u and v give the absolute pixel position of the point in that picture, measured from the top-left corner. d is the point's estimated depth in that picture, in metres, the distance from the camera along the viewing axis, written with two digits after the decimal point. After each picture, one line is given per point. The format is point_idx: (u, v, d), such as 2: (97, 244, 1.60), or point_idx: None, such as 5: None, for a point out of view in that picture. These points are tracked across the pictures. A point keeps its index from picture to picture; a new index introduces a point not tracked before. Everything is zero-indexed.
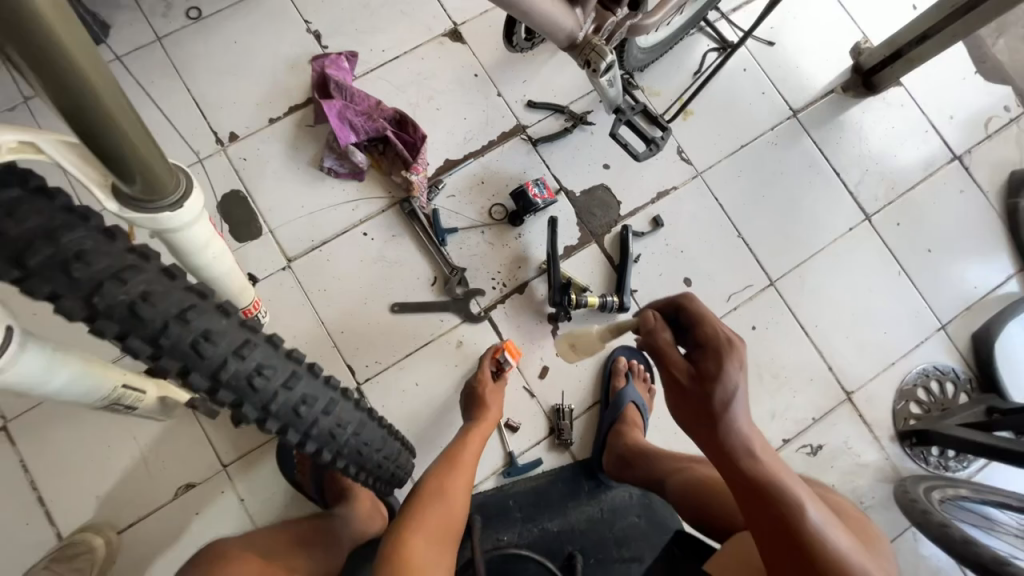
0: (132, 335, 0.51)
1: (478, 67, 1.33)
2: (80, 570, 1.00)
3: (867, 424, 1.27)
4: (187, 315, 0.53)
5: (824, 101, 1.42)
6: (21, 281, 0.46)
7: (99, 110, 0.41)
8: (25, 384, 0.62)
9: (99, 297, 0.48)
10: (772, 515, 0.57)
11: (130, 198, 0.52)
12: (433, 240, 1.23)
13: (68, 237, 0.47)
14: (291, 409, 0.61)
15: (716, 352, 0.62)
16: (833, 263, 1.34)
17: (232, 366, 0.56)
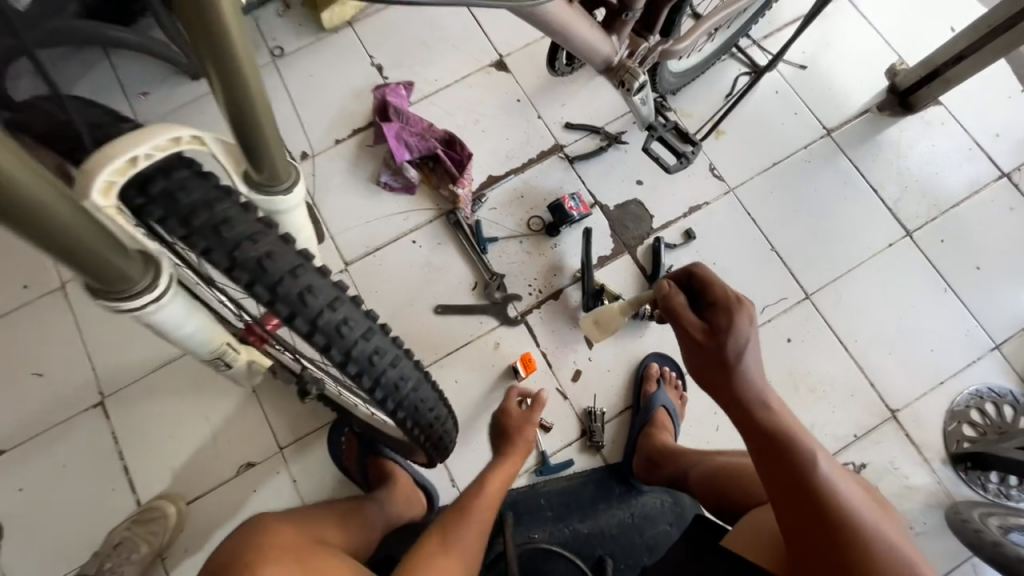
0: (258, 286, 0.48)
1: (520, 93, 1.46)
2: (154, 533, 1.13)
3: (915, 445, 1.22)
4: (299, 273, 0.49)
5: (859, 120, 1.44)
6: (183, 239, 0.45)
7: (242, 94, 0.46)
8: (166, 326, 0.59)
9: (233, 249, 0.46)
10: (785, 464, 0.60)
11: (255, 180, 0.54)
12: (475, 249, 1.33)
13: (218, 206, 0.46)
14: (392, 382, 0.58)
15: (726, 312, 0.66)
16: (872, 278, 1.33)
17: (328, 318, 0.51)
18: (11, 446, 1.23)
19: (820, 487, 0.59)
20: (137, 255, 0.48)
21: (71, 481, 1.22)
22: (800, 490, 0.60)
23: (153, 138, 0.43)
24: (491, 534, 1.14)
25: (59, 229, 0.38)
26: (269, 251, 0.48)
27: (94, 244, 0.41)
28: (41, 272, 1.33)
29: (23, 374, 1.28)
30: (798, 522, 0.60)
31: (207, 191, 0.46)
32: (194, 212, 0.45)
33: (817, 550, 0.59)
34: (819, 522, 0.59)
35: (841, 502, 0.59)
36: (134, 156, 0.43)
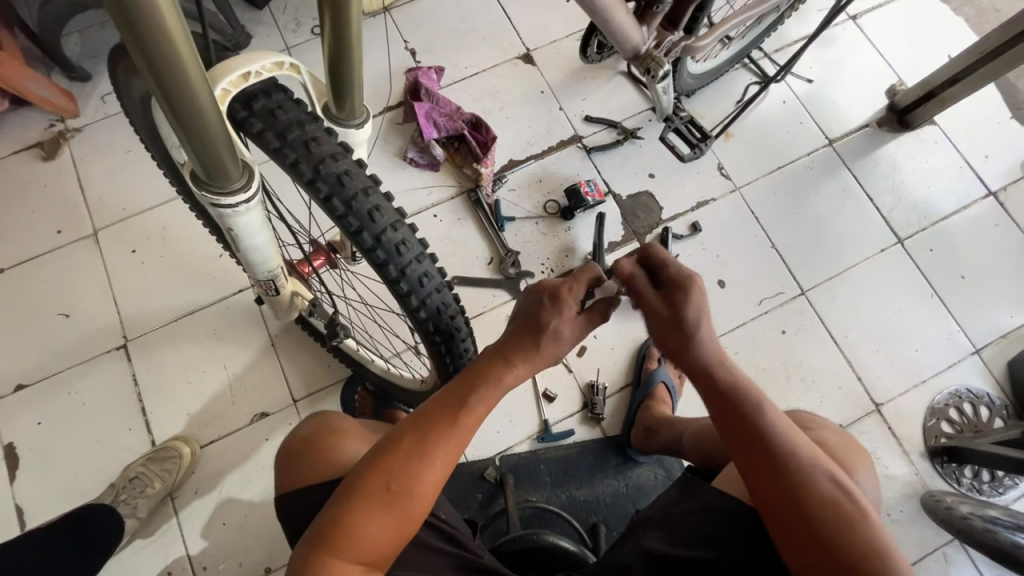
0: (334, 198, 0.54)
1: (545, 86, 1.54)
2: (169, 471, 1.17)
3: (896, 438, 1.29)
4: (370, 191, 0.55)
5: (859, 134, 1.54)
6: (276, 151, 0.53)
7: (340, 21, 0.52)
8: (237, 233, 0.63)
9: (320, 164, 0.53)
10: (733, 417, 0.66)
11: (333, 113, 0.61)
12: (493, 226, 1.40)
13: (309, 123, 0.54)
14: (436, 307, 0.63)
15: (680, 288, 0.68)
16: (864, 280, 1.41)
17: (390, 236, 0.57)
18: (33, 382, 1.28)
19: (765, 437, 0.64)
20: (241, 161, 0.55)
21: (89, 419, 1.26)
22: (749, 441, 0.64)
23: (264, 60, 0.51)
24: (492, 494, 1.20)
25: (195, 108, 0.45)
26: (348, 169, 0.54)
27: (213, 131, 0.48)
28: (74, 219, 1.38)
29: (50, 314, 1.32)
30: (755, 472, 0.64)
31: (299, 112, 0.53)
32: (290, 127, 0.52)
33: (770, 495, 0.63)
34: (769, 468, 0.63)
35: (785, 449, 0.64)
36: (249, 71, 0.51)
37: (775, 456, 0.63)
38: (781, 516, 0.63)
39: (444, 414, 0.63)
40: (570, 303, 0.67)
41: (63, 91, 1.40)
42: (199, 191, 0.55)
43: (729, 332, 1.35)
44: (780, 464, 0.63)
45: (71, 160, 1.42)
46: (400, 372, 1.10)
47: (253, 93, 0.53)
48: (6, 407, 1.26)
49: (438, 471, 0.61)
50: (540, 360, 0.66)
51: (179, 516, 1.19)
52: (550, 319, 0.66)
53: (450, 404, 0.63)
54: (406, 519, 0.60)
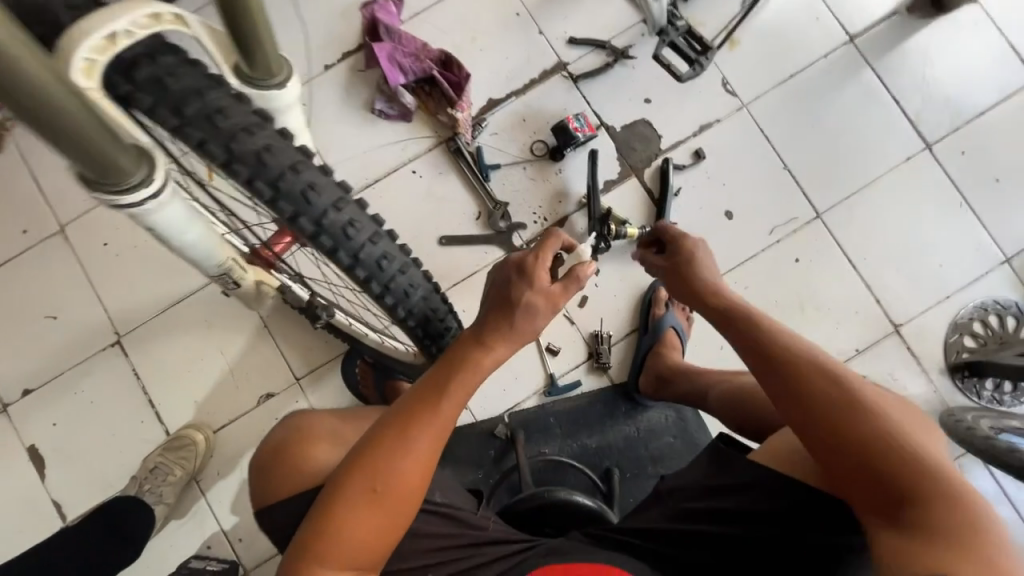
0: (258, 178, 0.50)
1: (519, 6, 1.35)
2: (186, 458, 1.20)
3: (915, 358, 1.24)
4: (299, 168, 0.52)
5: (886, 23, 1.34)
6: (178, 129, 0.48)
7: None
8: (164, 233, 0.59)
9: (233, 142, 0.49)
10: (781, 364, 0.66)
11: (245, 73, 0.52)
12: (478, 177, 1.29)
13: (211, 93, 0.49)
14: (391, 281, 0.62)
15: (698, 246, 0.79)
16: (886, 195, 1.29)
17: (331, 217, 0.54)
18: (39, 385, 1.29)
19: (819, 380, 0.64)
20: (135, 150, 0.48)
21: (101, 416, 1.28)
22: (806, 386, 0.64)
23: (134, 14, 0.44)
24: (503, 451, 1.21)
25: (29, 88, 0.37)
26: (268, 143, 0.50)
27: (79, 118, 0.40)
28: (37, 216, 1.31)
29: (38, 317, 1.30)
30: (813, 417, 0.63)
31: (197, 79, 0.48)
32: (188, 100, 0.47)
33: (836, 441, 0.62)
34: (829, 414, 0.63)
35: (847, 389, 0.64)
36: (115, 31, 0.44)
37: (833, 397, 0.63)
38: (847, 459, 0.61)
39: (422, 405, 0.61)
40: (542, 273, 0.63)
41: None
42: (94, 193, 0.48)
43: (738, 266, 1.27)
44: (841, 405, 0.63)
45: (18, 153, 1.32)
46: (394, 345, 1.06)
47: (134, 60, 0.47)
48: (19, 412, 1.28)
49: (419, 466, 0.60)
50: (517, 338, 0.62)
51: (206, 496, 1.24)
52: (521, 292, 0.62)
53: (429, 394, 0.61)
54: (393, 514, 0.60)
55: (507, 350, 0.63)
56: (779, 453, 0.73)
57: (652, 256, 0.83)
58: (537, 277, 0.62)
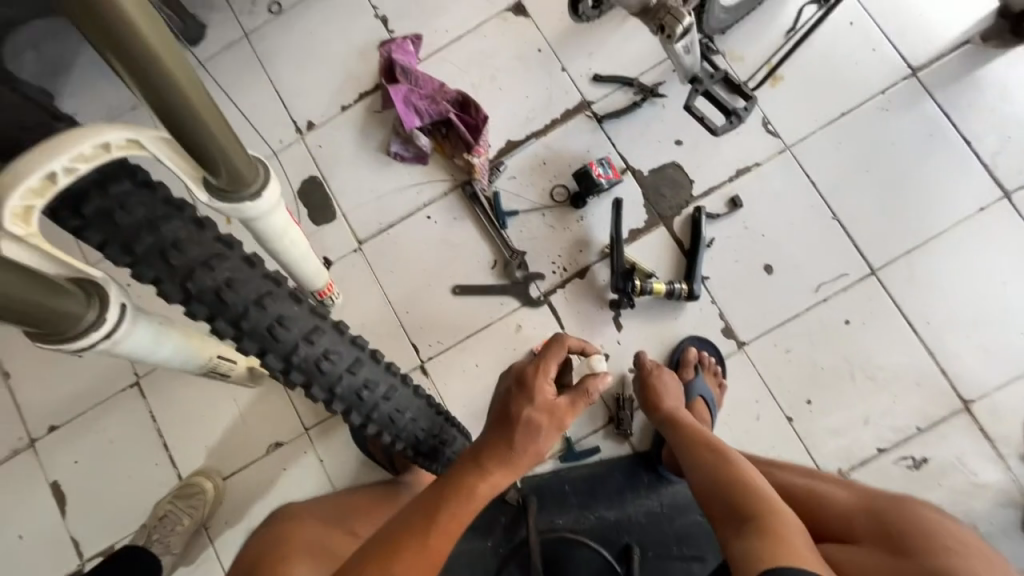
0: (219, 317, 0.58)
1: (542, 42, 1.28)
2: (195, 507, 1.19)
3: (990, 440, 1.08)
4: (264, 302, 0.59)
5: (956, 55, 1.18)
6: (131, 267, 0.55)
7: (179, 96, 0.46)
8: (138, 352, 0.70)
9: (191, 281, 0.55)
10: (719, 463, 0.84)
11: (217, 187, 0.57)
12: (494, 224, 1.23)
13: (166, 226, 0.54)
14: (354, 392, 0.66)
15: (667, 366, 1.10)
16: (955, 250, 1.13)
17: (300, 348, 0.61)
18: (64, 422, 1.32)
19: (711, 452, 0.87)
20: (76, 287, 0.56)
21: (119, 456, 1.30)
22: (702, 454, 0.87)
23: (76, 149, 0.47)
24: (514, 519, 1.14)
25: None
26: (231, 276, 0.57)
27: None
28: None
29: (67, 355, 1.33)
30: (702, 475, 0.84)
31: (152, 205, 0.54)
32: (151, 239, 0.53)
33: (715, 491, 0.80)
34: (714, 475, 0.82)
35: (729, 462, 0.83)
36: (52, 171, 0.47)
37: (718, 464, 0.84)
38: (719, 503, 0.78)
39: (411, 529, 0.58)
40: (548, 388, 0.64)
41: None
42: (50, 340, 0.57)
43: (779, 326, 1.15)
44: (724, 470, 0.82)
45: None
46: None
47: (81, 192, 0.51)
48: (45, 447, 1.31)
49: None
50: (519, 460, 0.60)
51: (214, 545, 1.22)
52: (523, 410, 0.62)
53: (421, 517, 0.59)
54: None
55: (506, 474, 0.61)
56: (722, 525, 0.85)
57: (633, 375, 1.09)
58: (540, 395, 0.63)
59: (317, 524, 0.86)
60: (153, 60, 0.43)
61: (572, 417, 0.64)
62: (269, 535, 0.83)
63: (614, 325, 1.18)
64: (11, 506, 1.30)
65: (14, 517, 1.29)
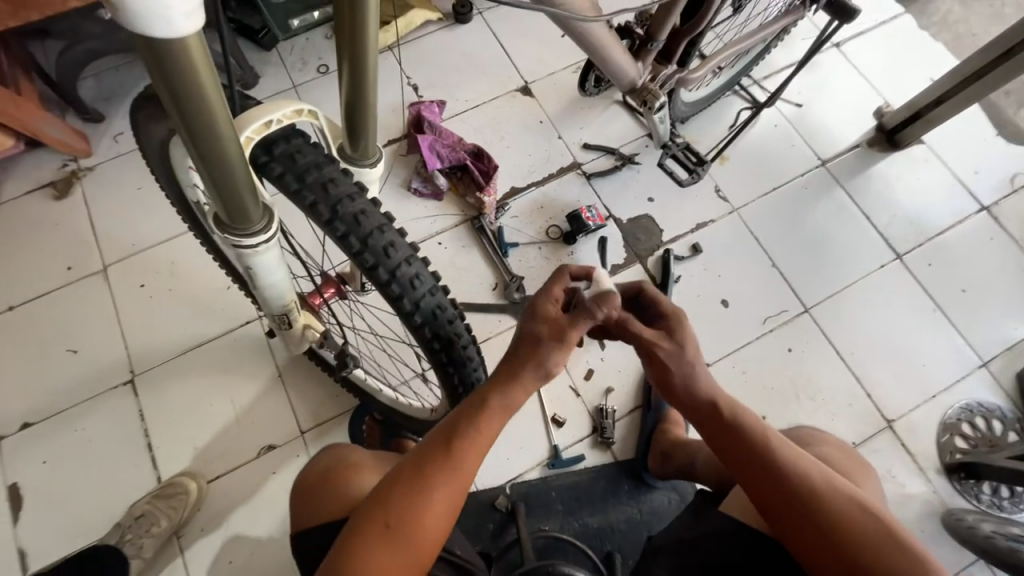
0: (351, 235, 0.61)
1: (543, 116, 1.59)
2: (175, 508, 1.15)
3: (911, 455, 1.28)
4: (386, 229, 0.62)
5: (851, 154, 1.58)
6: (296, 192, 0.60)
7: (365, 69, 0.57)
8: (258, 271, 0.67)
9: (340, 206, 0.60)
10: (744, 455, 0.68)
11: (348, 153, 0.66)
12: (497, 252, 1.42)
13: (327, 167, 0.61)
14: (451, 340, 0.67)
15: (678, 319, 0.71)
16: (866, 296, 1.42)
17: (404, 270, 0.63)
18: (39, 420, 1.26)
19: (773, 465, 0.67)
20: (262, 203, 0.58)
21: (94, 457, 1.24)
22: (768, 472, 0.66)
23: (284, 108, 0.57)
24: (504, 524, 1.18)
25: (217, 141, 0.46)
26: (364, 208, 0.61)
27: (236, 169, 0.50)
28: (85, 255, 1.40)
29: (58, 351, 1.32)
30: (762, 492, 0.67)
31: (316, 155, 0.60)
32: (309, 169, 0.59)
33: (786, 512, 0.65)
34: (779, 493, 0.66)
35: (791, 474, 0.66)
36: (269, 119, 0.57)
37: (786, 481, 0.66)
38: (804, 534, 0.64)
39: (440, 456, 0.64)
40: (551, 306, 0.67)
41: (77, 133, 1.45)
42: (222, 233, 0.59)
43: (736, 351, 1.35)
44: (788, 484, 0.66)
45: (83, 199, 1.45)
46: (408, 402, 1.09)
47: (274, 139, 0.59)
48: (8, 447, 1.24)
49: (433, 521, 0.62)
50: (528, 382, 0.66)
51: (184, 556, 1.17)
52: (526, 326, 0.67)
53: (446, 442, 0.64)
54: (413, 563, 0.62)
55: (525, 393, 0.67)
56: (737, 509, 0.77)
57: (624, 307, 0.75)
58: (544, 310, 0.66)
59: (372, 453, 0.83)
60: (361, 43, 0.54)
61: (576, 332, 0.66)
62: (323, 457, 0.82)
63: (598, 343, 1.35)
64: None
65: None
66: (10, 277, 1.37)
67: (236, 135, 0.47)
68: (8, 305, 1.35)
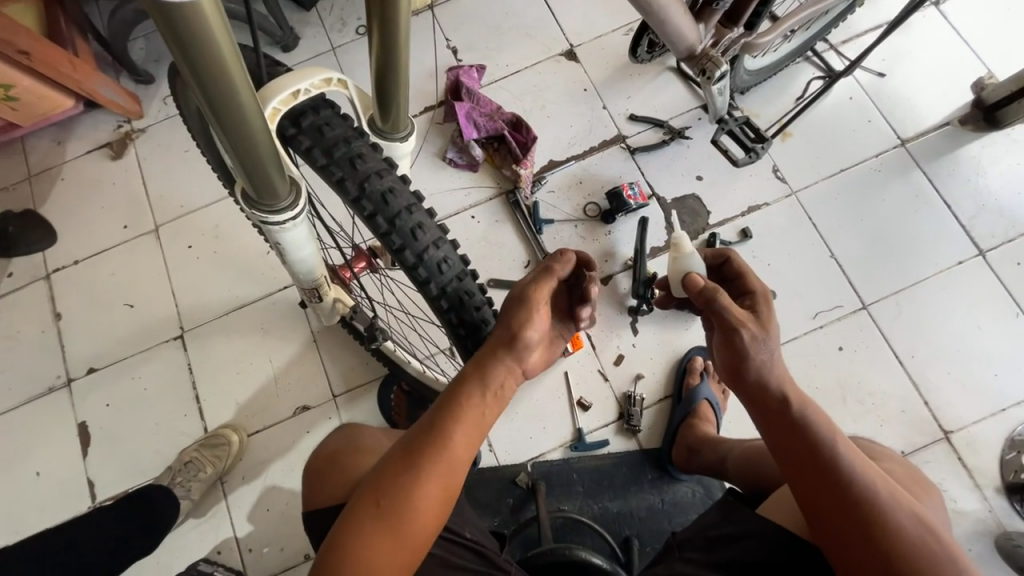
0: (377, 215, 0.60)
1: (588, 83, 1.49)
2: (219, 457, 1.24)
3: (967, 470, 1.18)
4: (412, 209, 0.61)
5: (938, 133, 1.39)
6: (324, 167, 0.59)
7: (394, 34, 0.53)
8: (288, 247, 0.69)
9: (367, 184, 0.59)
10: (805, 458, 0.59)
11: (378, 126, 0.64)
12: (532, 229, 1.37)
13: (355, 143, 0.60)
14: (476, 325, 0.65)
15: (766, 297, 0.65)
16: (936, 295, 1.29)
17: (432, 253, 0.61)
18: (102, 366, 1.36)
19: (834, 470, 0.59)
20: (289, 179, 0.58)
21: (149, 403, 1.34)
22: (825, 478, 0.59)
23: (314, 77, 0.58)
24: (523, 500, 1.20)
25: (237, 112, 0.43)
26: (392, 187, 0.60)
27: (259, 142, 0.48)
28: (139, 215, 1.47)
29: (116, 304, 1.41)
30: (815, 498, 0.59)
31: (345, 128, 0.60)
32: (337, 144, 0.59)
33: (838, 521, 0.58)
34: (836, 501, 0.58)
35: (857, 482, 0.58)
36: (298, 89, 0.57)
37: (844, 489, 0.58)
38: (855, 549, 0.57)
39: (433, 436, 0.61)
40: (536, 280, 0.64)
41: (128, 94, 1.49)
42: (251, 210, 0.59)
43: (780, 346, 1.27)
44: (846, 492, 0.58)
45: (136, 159, 1.51)
46: (435, 376, 1.10)
47: (302, 110, 0.60)
48: (75, 389, 1.35)
49: (431, 500, 0.60)
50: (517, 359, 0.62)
51: (227, 500, 1.26)
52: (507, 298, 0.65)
53: (437, 422, 0.61)
54: (411, 541, 0.60)
55: (518, 369, 0.63)
56: (779, 512, 0.70)
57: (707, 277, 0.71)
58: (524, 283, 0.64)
59: (382, 436, 0.85)
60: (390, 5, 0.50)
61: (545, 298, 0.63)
62: (335, 438, 0.84)
63: (631, 329, 1.30)
64: (32, 443, 1.32)
65: (32, 453, 1.31)
66: (75, 232, 1.46)
67: (260, 111, 0.46)
68: (73, 259, 1.45)
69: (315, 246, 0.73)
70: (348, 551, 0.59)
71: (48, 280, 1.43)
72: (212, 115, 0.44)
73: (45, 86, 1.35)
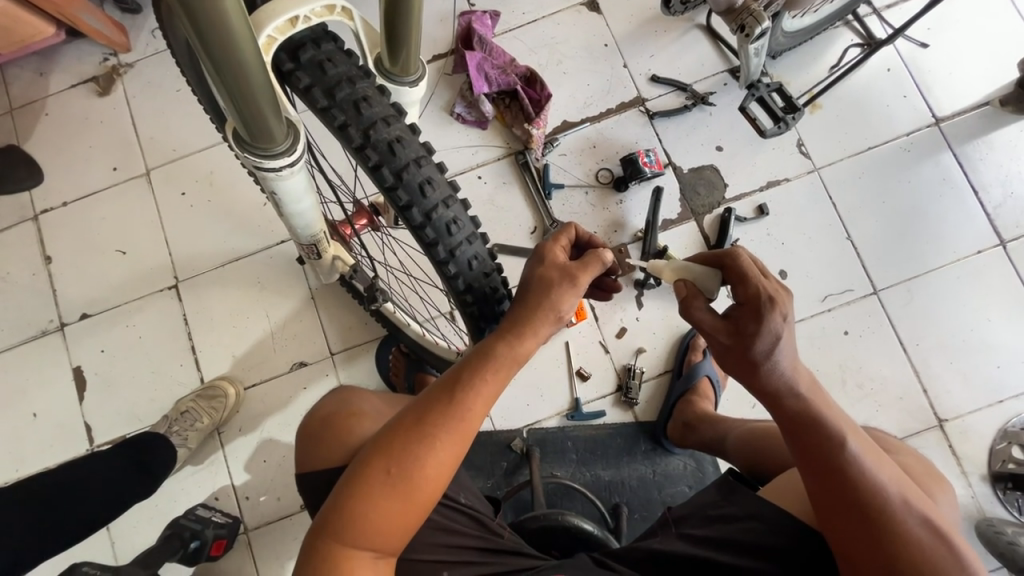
0: (383, 166, 0.55)
1: (609, 38, 1.39)
2: (217, 408, 1.24)
3: (955, 455, 1.19)
4: (421, 161, 0.56)
5: (975, 114, 1.32)
6: (325, 110, 0.54)
7: None
8: (286, 198, 0.65)
9: (372, 132, 0.54)
10: (814, 450, 0.58)
11: (385, 67, 0.58)
12: (540, 193, 1.31)
13: (359, 85, 0.55)
14: (483, 290, 0.61)
15: (757, 310, 0.58)
16: (949, 283, 1.26)
17: (440, 213, 0.57)
18: (97, 312, 1.34)
19: (845, 466, 0.58)
20: (285, 121, 0.53)
21: (145, 352, 1.33)
22: (837, 474, 0.58)
23: (315, 2, 0.52)
24: (519, 464, 1.21)
25: (215, 13, 0.36)
26: (400, 136, 0.55)
27: (255, 82, 0.43)
28: (129, 157, 1.40)
29: (108, 250, 1.37)
30: (819, 491, 0.59)
31: (349, 67, 0.55)
32: (340, 84, 0.53)
33: (841, 516, 0.58)
34: (843, 498, 0.58)
35: (865, 476, 0.58)
36: (296, 16, 0.51)
37: (853, 484, 0.58)
38: (862, 544, 0.57)
39: (444, 409, 0.58)
40: (558, 253, 0.62)
41: (114, 24, 1.38)
42: (243, 153, 0.54)
43: None
44: (857, 489, 0.58)
45: (124, 97, 1.42)
46: (435, 339, 1.08)
47: (301, 41, 0.54)
48: (69, 334, 1.33)
49: (433, 473, 0.59)
50: (529, 334, 0.58)
51: (225, 449, 1.28)
52: (533, 271, 0.60)
53: (445, 396, 0.59)
54: (411, 512, 0.59)
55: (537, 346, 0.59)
56: (781, 493, 0.70)
57: (709, 274, 0.65)
58: (551, 257, 0.61)
59: (377, 402, 0.83)
60: None
61: (586, 277, 0.60)
62: (331, 401, 0.83)
63: (635, 302, 1.28)
64: (28, 386, 1.31)
65: (29, 395, 1.31)
66: (63, 171, 1.40)
67: (255, 43, 0.41)
68: (63, 201, 1.39)
69: (314, 198, 0.70)
70: (349, 517, 0.59)
71: (37, 221, 1.38)
72: (185, 17, 0.36)
73: (23, 9, 1.24)
